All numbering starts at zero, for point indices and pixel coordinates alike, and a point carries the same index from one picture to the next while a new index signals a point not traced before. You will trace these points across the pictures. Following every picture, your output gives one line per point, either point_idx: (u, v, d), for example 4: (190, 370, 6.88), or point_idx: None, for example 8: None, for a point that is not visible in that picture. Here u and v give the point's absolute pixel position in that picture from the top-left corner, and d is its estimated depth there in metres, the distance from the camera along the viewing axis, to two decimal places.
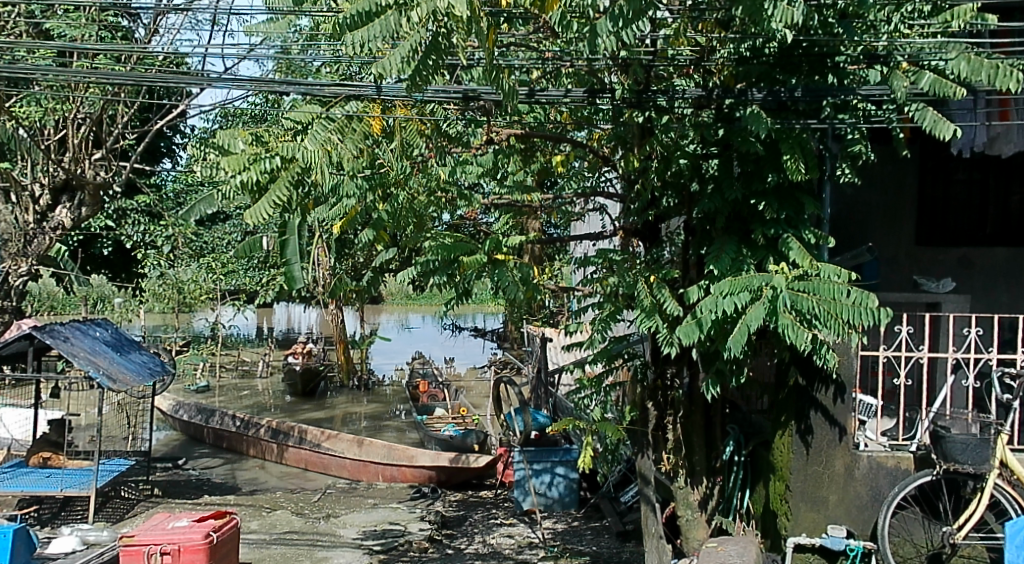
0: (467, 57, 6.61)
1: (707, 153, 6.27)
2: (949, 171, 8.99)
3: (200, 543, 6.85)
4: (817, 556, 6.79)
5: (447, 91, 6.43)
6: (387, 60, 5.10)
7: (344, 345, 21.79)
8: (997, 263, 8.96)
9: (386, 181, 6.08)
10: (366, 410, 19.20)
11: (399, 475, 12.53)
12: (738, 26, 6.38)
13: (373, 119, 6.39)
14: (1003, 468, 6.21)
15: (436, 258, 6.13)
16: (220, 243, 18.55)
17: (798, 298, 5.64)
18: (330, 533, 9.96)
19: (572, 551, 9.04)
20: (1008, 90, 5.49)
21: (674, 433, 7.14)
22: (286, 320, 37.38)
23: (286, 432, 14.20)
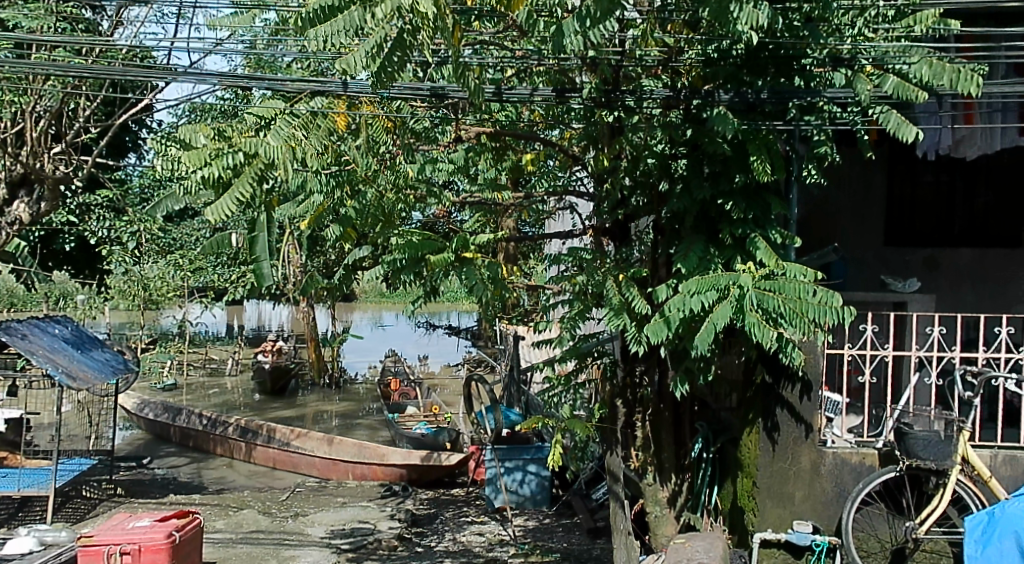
0: (434, 55, 6.59)
1: (675, 153, 6.35)
2: (916, 173, 9.18)
3: (161, 543, 6.80)
4: (783, 552, 6.82)
5: (414, 87, 6.42)
6: (352, 56, 5.19)
7: (315, 343, 21.67)
8: (963, 264, 9.08)
9: (353, 178, 6.08)
10: (338, 409, 19.09)
11: (369, 473, 12.49)
12: (705, 27, 6.41)
13: (340, 115, 6.34)
14: (964, 464, 6.39)
15: (403, 256, 6.16)
16: (187, 239, 18.42)
17: (765, 298, 5.70)
18: (298, 532, 9.92)
19: (543, 548, 9.09)
20: (969, 93, 5.61)
21: (642, 431, 7.20)
22: (257, 318, 37.07)
23: (254, 431, 14.13)
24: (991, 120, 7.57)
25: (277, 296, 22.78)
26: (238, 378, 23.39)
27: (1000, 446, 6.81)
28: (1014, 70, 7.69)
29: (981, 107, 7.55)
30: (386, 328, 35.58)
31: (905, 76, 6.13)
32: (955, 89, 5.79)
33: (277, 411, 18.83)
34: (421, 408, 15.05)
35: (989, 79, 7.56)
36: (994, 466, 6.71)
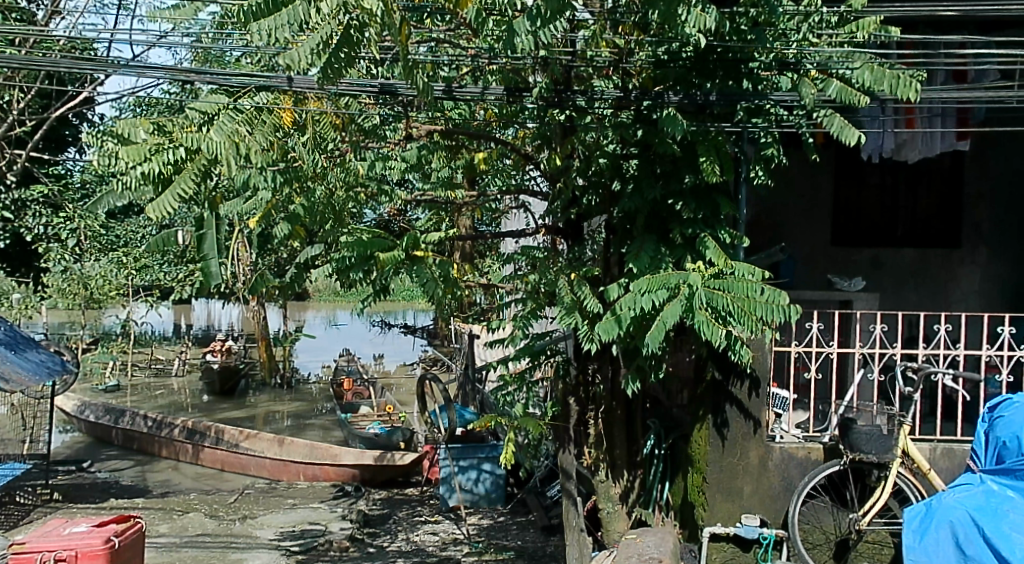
0: (383, 53, 6.59)
1: (627, 153, 6.44)
2: (863, 175, 9.36)
3: (100, 548, 5.98)
4: (732, 546, 6.91)
5: (362, 84, 6.39)
6: (295, 52, 5.13)
7: (265, 343, 21.45)
8: (906, 263, 9.32)
9: (301, 176, 6.07)
10: (289, 409, 18.91)
11: (321, 474, 12.41)
12: (654, 29, 6.48)
13: (284, 111, 6.28)
14: (905, 456, 6.48)
15: (352, 254, 6.05)
16: (132, 236, 18.11)
17: (714, 296, 5.78)
18: (246, 535, 9.84)
19: (497, 547, 9.12)
20: (908, 98, 5.82)
21: (594, 428, 7.39)
22: (206, 317, 36.57)
23: (202, 432, 13.97)
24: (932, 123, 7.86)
25: (225, 294, 22.50)
26: (185, 379, 23.08)
27: (939, 439, 7.00)
28: (953, 77, 7.94)
29: (922, 112, 7.85)
30: (340, 327, 35.32)
31: (848, 82, 6.25)
32: (895, 95, 5.96)
33: (225, 412, 18.63)
34: (376, 408, 14.98)
35: (927, 84, 7.79)
36: (933, 459, 6.90)
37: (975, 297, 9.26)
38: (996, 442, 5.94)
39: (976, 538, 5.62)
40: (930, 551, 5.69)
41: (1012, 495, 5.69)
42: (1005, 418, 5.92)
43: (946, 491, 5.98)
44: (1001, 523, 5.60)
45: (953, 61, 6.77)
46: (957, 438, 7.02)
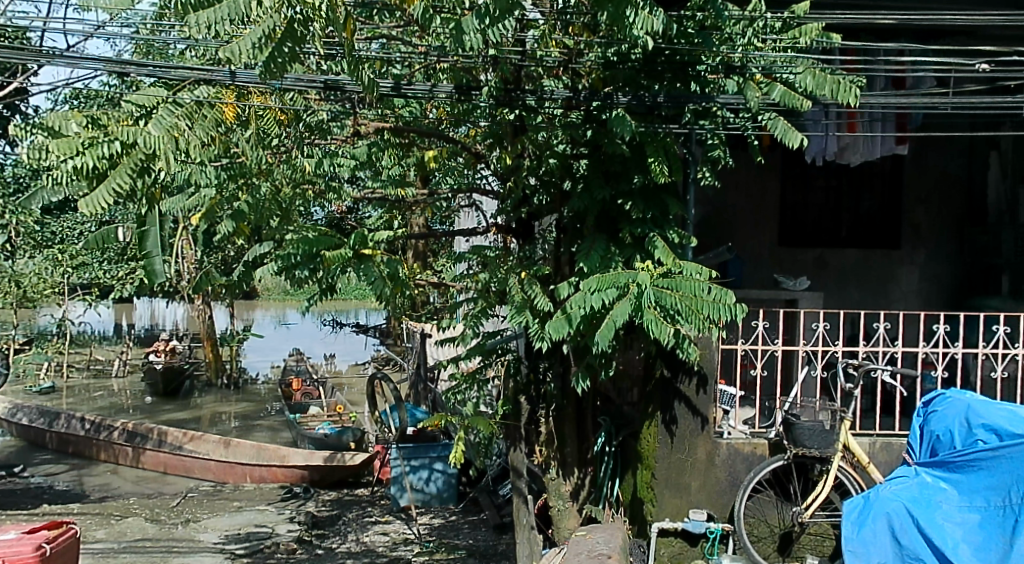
0: (328, 48, 6.53)
1: (577, 153, 6.48)
2: (809, 178, 9.60)
3: (30, 556, 5.84)
4: (679, 541, 6.98)
5: (308, 79, 6.31)
6: (236, 45, 5.03)
7: (211, 343, 21.16)
8: (850, 264, 9.60)
9: (245, 171, 6.02)
10: (235, 410, 18.68)
11: (269, 475, 12.28)
12: (604, 31, 6.53)
13: (226, 106, 6.20)
14: (845, 452, 6.60)
15: (298, 252, 5.95)
16: (69, 234, 17.69)
17: (662, 295, 5.85)
18: (188, 539, 9.70)
19: (449, 546, 9.12)
20: (848, 103, 5.94)
21: (546, 426, 7.47)
22: (149, 316, 35.96)
23: (143, 435, 13.71)
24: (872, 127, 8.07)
25: (169, 293, 22.13)
26: (127, 380, 22.64)
27: (878, 433, 7.13)
28: (892, 83, 8.13)
29: (863, 116, 8.02)
30: (291, 327, 35.00)
31: (792, 86, 6.33)
32: (836, 99, 6.08)
33: (170, 413, 18.38)
34: (326, 408, 14.87)
35: (869, 90, 7.95)
36: (872, 453, 7.03)
37: (914, 296, 9.66)
38: (930, 435, 6.10)
39: (911, 529, 5.83)
40: (868, 543, 5.88)
41: (946, 486, 5.88)
42: (938, 413, 6.08)
43: (884, 483, 6.12)
44: (934, 514, 5.82)
45: (892, 67, 6.94)
46: (895, 432, 7.19)
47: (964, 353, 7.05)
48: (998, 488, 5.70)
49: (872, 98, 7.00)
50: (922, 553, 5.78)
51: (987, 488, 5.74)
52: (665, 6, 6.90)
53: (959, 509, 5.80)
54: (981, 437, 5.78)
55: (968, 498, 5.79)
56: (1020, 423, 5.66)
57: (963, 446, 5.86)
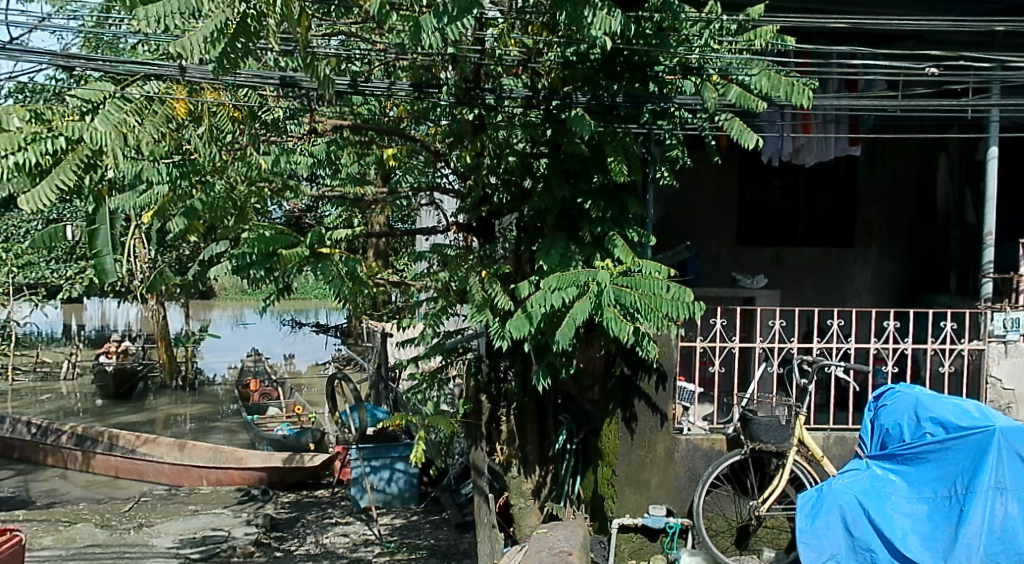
0: (284, 45, 6.46)
1: (537, 152, 6.47)
2: (767, 178, 9.75)
3: None
4: (640, 537, 7.01)
5: (263, 76, 6.22)
6: (187, 40, 4.94)
7: (165, 344, 20.88)
8: (805, 262, 9.79)
9: (199, 169, 6.00)
10: (190, 412, 18.44)
11: (226, 478, 12.09)
12: (562, 30, 6.54)
13: (178, 102, 6.12)
14: (801, 446, 6.65)
15: (253, 251, 5.88)
16: (16, 233, 17.32)
17: (622, 293, 5.87)
18: (141, 545, 9.56)
19: (410, 546, 9.09)
20: (803, 104, 6.01)
21: (507, 424, 7.39)
22: (100, 316, 35.40)
23: (93, 439, 13.48)
24: (826, 128, 8.20)
25: (121, 293, 21.77)
26: (77, 383, 22.24)
27: (831, 428, 7.24)
28: (845, 85, 8.21)
29: (818, 118, 8.13)
30: (249, 327, 34.68)
31: (748, 87, 6.38)
32: (790, 101, 6.14)
33: (122, 416, 18.11)
34: (284, 409, 14.76)
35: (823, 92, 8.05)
36: (827, 447, 7.14)
37: (867, 294, 9.89)
38: (880, 429, 6.26)
39: (863, 519, 5.91)
40: (822, 535, 5.91)
41: (895, 478, 6.03)
42: (888, 407, 6.28)
43: (835, 477, 6.19)
44: (884, 505, 5.94)
45: (844, 70, 7.05)
46: (849, 426, 7.31)
47: (913, 349, 7.17)
48: (945, 479, 5.90)
49: (825, 100, 7.11)
50: (874, 543, 5.88)
51: (934, 479, 5.94)
52: (624, 7, 6.93)
53: (908, 500, 5.97)
54: (928, 430, 6.00)
55: (916, 489, 5.98)
56: (965, 416, 5.94)
57: (912, 439, 6.05)
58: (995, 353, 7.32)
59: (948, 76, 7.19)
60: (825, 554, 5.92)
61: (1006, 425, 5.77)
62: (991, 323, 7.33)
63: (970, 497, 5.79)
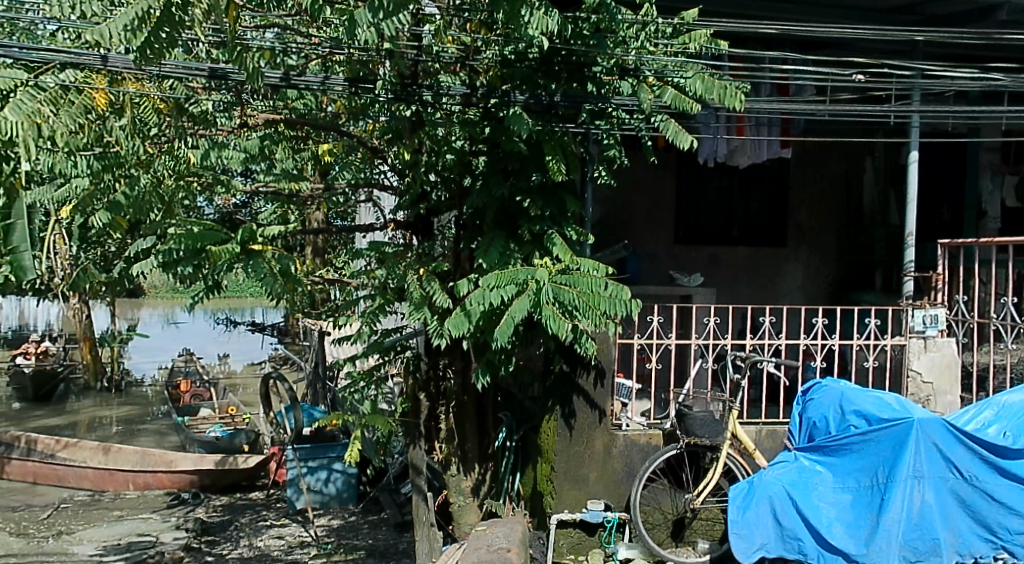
0: (212, 36, 6.31)
1: (475, 150, 6.42)
2: (703, 178, 9.85)
3: None
4: (578, 531, 7.06)
5: (191, 67, 6.06)
6: (105, 27, 4.88)
7: (88, 344, 20.38)
8: (740, 261, 9.95)
9: (121, 162, 5.84)
10: (116, 414, 18.01)
11: (153, 482, 11.82)
12: (500, 28, 6.52)
13: (96, 92, 5.91)
14: (734, 439, 6.72)
15: (180, 247, 5.74)
16: None
17: (561, 290, 5.89)
18: (61, 553, 9.31)
19: (347, 546, 9.00)
20: (736, 107, 6.10)
21: (446, 423, 7.36)
22: (20, 315, 34.38)
23: (11, 444, 13.06)
24: (759, 131, 8.35)
25: (42, 292, 21.14)
26: None
27: (763, 422, 7.35)
28: (776, 90, 8.35)
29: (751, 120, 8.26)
30: (180, 326, 34.04)
31: (683, 90, 6.44)
32: (723, 103, 6.27)
33: (42, 419, 17.61)
34: (216, 410, 14.50)
35: (755, 95, 8.18)
36: (759, 440, 7.25)
37: (798, 291, 10.15)
38: (808, 423, 6.45)
39: (791, 510, 6.02)
40: (752, 526, 6.00)
41: (822, 469, 6.14)
42: (815, 401, 6.48)
43: (765, 469, 6.27)
44: (811, 495, 6.05)
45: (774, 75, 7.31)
46: (779, 420, 7.45)
47: (840, 344, 7.30)
48: (867, 469, 6.02)
49: (757, 103, 7.27)
50: (801, 532, 6.00)
51: (858, 469, 6.05)
52: (562, 7, 6.96)
53: (833, 490, 6.08)
54: (853, 422, 6.14)
55: (841, 480, 6.09)
56: (886, 408, 6.09)
57: (837, 432, 6.21)
58: (915, 348, 7.52)
59: (871, 83, 7.46)
60: (756, 543, 6.01)
61: (924, 417, 5.90)
62: (912, 319, 7.52)
63: (890, 485, 5.91)
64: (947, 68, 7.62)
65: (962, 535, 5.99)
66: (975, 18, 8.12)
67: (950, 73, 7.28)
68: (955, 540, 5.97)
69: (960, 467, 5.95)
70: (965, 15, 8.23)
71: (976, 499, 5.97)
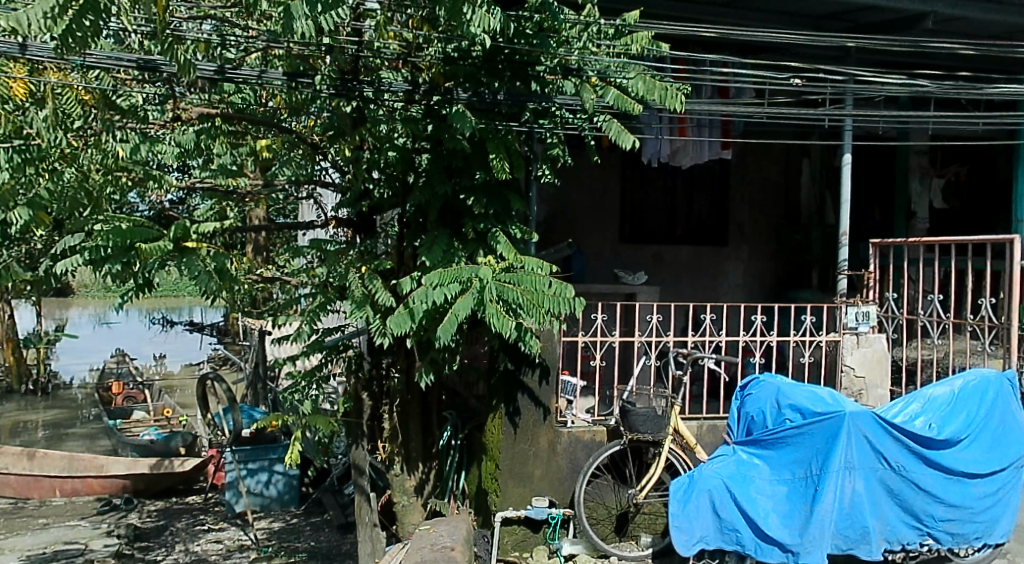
0: (138, 25, 6.12)
1: (418, 147, 6.38)
2: (649, 178, 9.92)
3: None
4: (523, 528, 7.04)
5: (118, 58, 5.93)
6: (24, 14, 4.64)
7: (13, 346, 19.79)
8: (684, 260, 10.06)
9: (42, 156, 5.67)
10: (43, 419, 17.51)
11: (83, 487, 11.54)
12: (442, 25, 6.45)
13: (15, 82, 5.72)
14: (676, 434, 6.80)
15: (108, 244, 5.59)
16: None
17: (504, 289, 5.85)
18: None
19: (289, 549, 8.88)
20: (677, 107, 6.18)
21: (389, 422, 7.36)
22: None
23: None
24: (700, 131, 8.43)
25: None
26: None
27: (704, 417, 7.43)
28: (717, 92, 8.41)
29: (692, 122, 8.33)
30: (112, 327, 33.28)
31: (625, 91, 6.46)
32: (664, 105, 6.31)
33: None
34: (151, 413, 14.21)
35: (696, 96, 8.25)
36: (700, 435, 7.32)
37: (739, 289, 10.30)
38: (746, 417, 6.49)
39: (729, 502, 6.11)
40: (692, 518, 6.08)
41: (759, 462, 6.21)
42: (753, 396, 6.50)
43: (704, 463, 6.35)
44: (749, 488, 6.12)
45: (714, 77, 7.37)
46: (720, 415, 7.50)
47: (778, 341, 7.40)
48: (802, 461, 6.07)
49: (697, 105, 7.34)
50: (739, 523, 6.09)
51: (793, 461, 6.10)
52: (506, 5, 6.93)
53: (769, 482, 6.14)
54: (788, 416, 6.18)
55: (777, 472, 6.15)
56: (819, 402, 6.10)
57: (774, 426, 6.25)
58: (849, 343, 7.62)
59: (808, 88, 7.64)
60: (695, 536, 6.11)
61: (856, 409, 5.96)
62: (846, 316, 7.63)
63: (823, 477, 5.97)
64: (877, 75, 7.82)
65: (890, 523, 6.14)
66: (904, 25, 8.29)
67: (880, 79, 7.51)
68: (884, 528, 6.12)
69: (889, 458, 6.06)
70: (894, 24, 8.37)
71: (903, 488, 6.12)
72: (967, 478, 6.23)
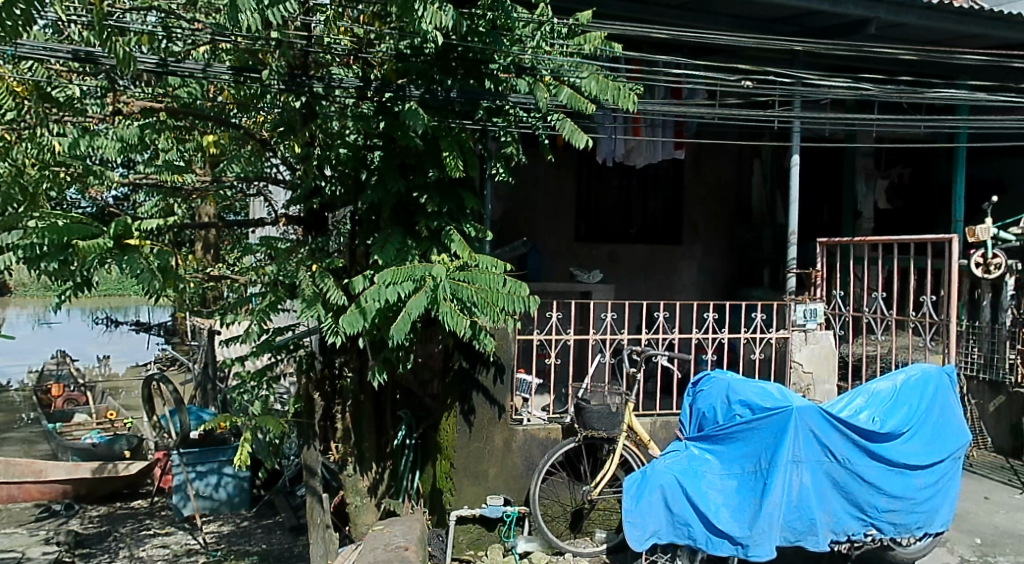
0: (73, 14, 5.94)
1: (370, 144, 6.28)
2: (604, 177, 9.94)
3: None
4: (478, 526, 7.01)
5: (53, 49, 5.74)
6: None
7: None
8: (638, 258, 10.09)
9: None
10: None
11: (21, 494, 11.25)
12: (394, 22, 6.41)
13: None
14: (630, 431, 6.80)
15: (43, 242, 5.42)
16: None
17: (458, 288, 5.81)
18: None
19: (238, 552, 8.76)
20: (629, 108, 6.21)
21: (342, 422, 7.25)
22: None
23: None
24: (653, 131, 8.47)
25: None
26: None
27: (657, 413, 7.50)
28: (670, 93, 8.46)
29: (646, 122, 8.35)
30: (55, 327, 32.58)
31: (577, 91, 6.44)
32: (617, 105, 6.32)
33: None
34: (95, 415, 13.92)
35: (650, 97, 8.31)
36: (654, 432, 7.38)
37: (693, 288, 10.38)
38: (697, 414, 6.53)
39: (681, 498, 6.11)
40: (645, 514, 6.11)
41: (710, 457, 6.24)
42: (704, 392, 6.55)
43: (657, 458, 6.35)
44: (700, 482, 6.15)
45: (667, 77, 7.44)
46: (673, 412, 7.56)
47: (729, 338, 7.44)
48: (751, 455, 6.12)
49: (649, 105, 7.35)
50: (691, 517, 6.11)
51: (742, 456, 6.15)
52: (458, 3, 6.79)
53: (720, 477, 6.18)
54: (738, 412, 6.21)
55: (727, 466, 6.19)
56: (767, 397, 6.17)
57: (724, 421, 6.30)
58: (798, 340, 7.71)
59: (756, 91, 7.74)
60: (648, 531, 6.12)
61: (802, 404, 6.05)
62: (795, 313, 7.71)
63: (771, 471, 6.02)
64: (825, 78, 7.89)
65: (837, 515, 6.20)
66: (847, 30, 8.33)
67: (826, 82, 7.59)
68: (831, 520, 6.18)
69: (834, 451, 6.13)
70: (838, 28, 8.39)
71: (848, 480, 6.19)
72: (908, 470, 6.31)
